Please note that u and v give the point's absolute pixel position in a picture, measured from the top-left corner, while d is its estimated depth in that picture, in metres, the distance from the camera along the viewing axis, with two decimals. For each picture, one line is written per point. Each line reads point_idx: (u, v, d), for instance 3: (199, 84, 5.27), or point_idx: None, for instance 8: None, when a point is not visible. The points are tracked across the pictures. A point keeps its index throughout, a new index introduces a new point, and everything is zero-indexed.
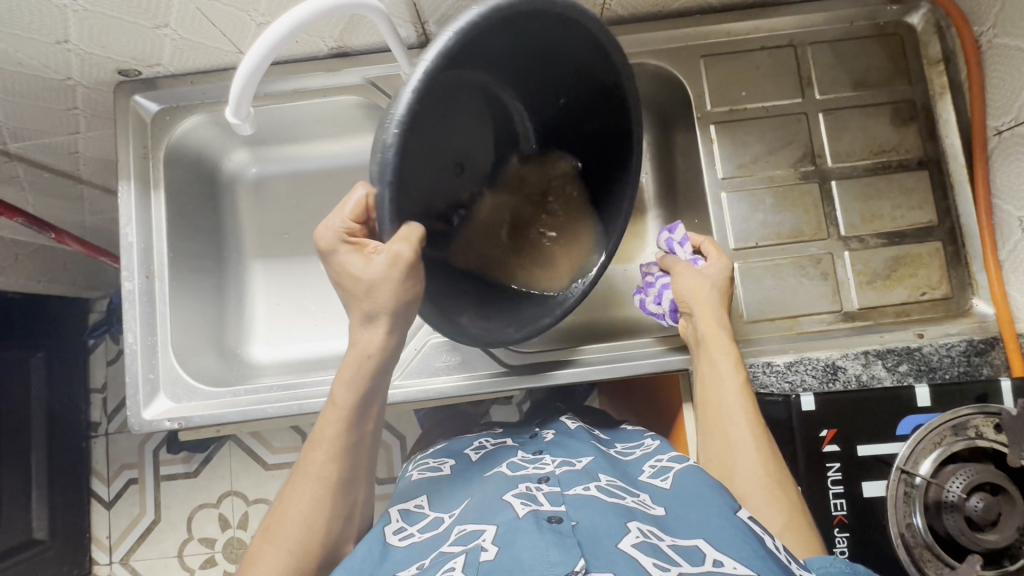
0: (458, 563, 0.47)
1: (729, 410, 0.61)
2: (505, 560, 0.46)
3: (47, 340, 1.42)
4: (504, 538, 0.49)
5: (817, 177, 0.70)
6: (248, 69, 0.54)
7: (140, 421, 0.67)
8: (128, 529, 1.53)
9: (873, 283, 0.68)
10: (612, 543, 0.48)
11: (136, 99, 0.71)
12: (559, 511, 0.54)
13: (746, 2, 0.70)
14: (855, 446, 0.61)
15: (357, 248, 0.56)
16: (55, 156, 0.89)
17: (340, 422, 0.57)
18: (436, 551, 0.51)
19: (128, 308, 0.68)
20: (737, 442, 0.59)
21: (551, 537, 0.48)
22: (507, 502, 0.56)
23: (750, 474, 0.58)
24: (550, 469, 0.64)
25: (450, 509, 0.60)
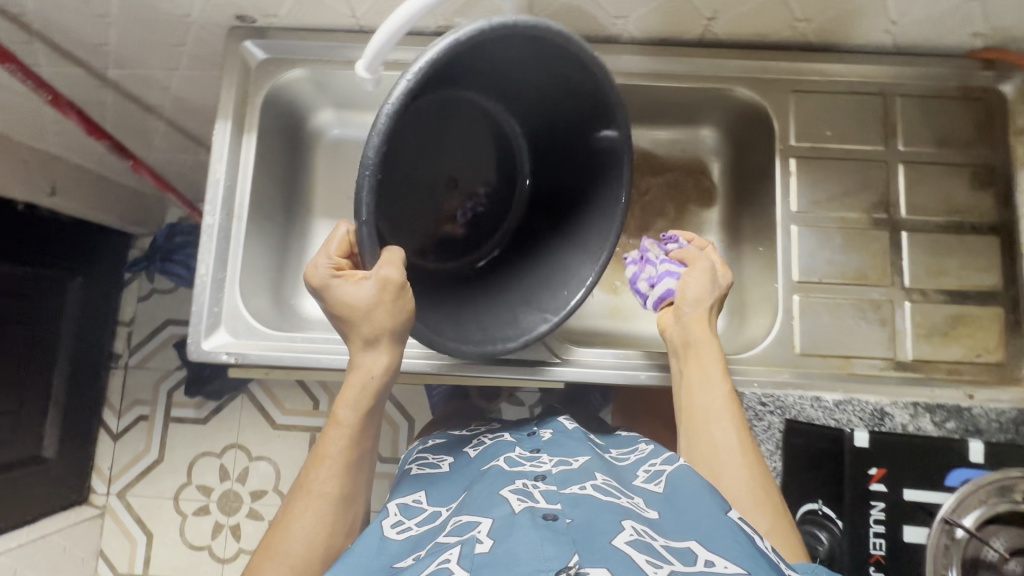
0: (454, 555, 0.49)
1: (710, 413, 0.63)
2: (500, 552, 0.47)
3: (88, 266, 1.46)
4: (499, 532, 0.50)
5: (888, 226, 0.71)
6: (383, 37, 0.56)
7: (198, 350, 0.68)
8: (130, 463, 1.55)
9: (929, 337, 0.69)
10: (607, 539, 0.49)
11: (247, 44, 0.73)
12: (554, 509, 0.54)
13: (845, 45, 0.72)
14: (900, 489, 0.62)
15: (348, 278, 0.60)
16: (147, 88, 0.92)
17: (345, 438, 0.61)
18: (434, 541, 0.54)
19: (206, 241, 0.70)
20: (721, 446, 0.61)
21: (546, 533, 0.49)
22: (504, 497, 0.57)
23: (736, 482, 0.60)
24: (545, 468, 0.65)
25: (447, 503, 0.63)
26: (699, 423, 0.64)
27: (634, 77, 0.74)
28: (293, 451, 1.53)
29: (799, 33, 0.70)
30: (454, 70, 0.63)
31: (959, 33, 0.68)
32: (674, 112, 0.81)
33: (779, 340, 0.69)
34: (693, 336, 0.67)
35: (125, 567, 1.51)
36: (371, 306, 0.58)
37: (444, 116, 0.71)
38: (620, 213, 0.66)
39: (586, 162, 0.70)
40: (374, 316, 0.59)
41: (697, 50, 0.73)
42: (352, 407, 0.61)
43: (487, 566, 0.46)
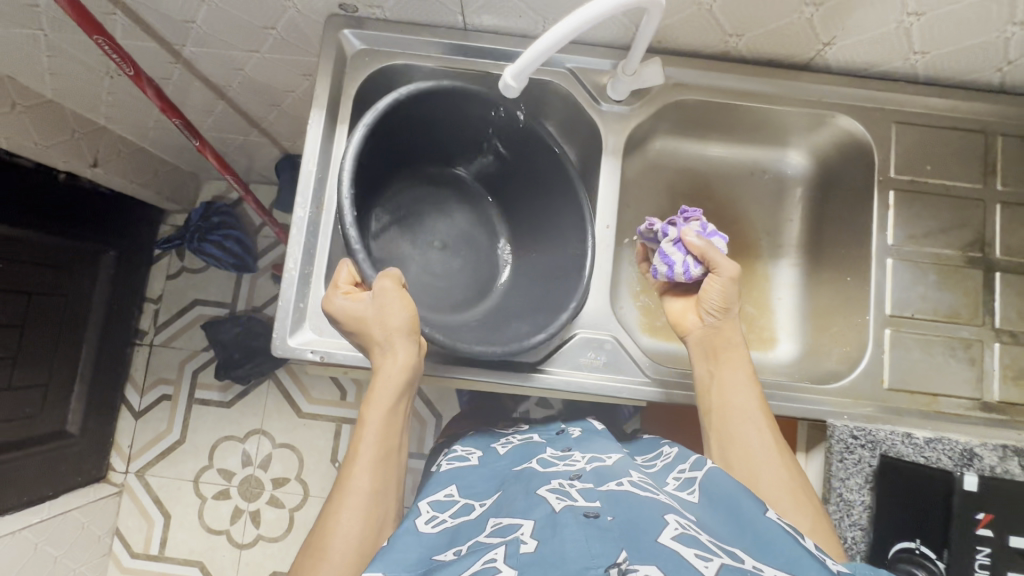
0: (499, 554, 0.47)
1: (744, 414, 0.64)
2: (545, 552, 0.46)
3: (121, 241, 1.43)
4: (543, 533, 0.50)
5: (983, 265, 0.71)
6: (546, 45, 0.56)
7: (283, 346, 0.66)
8: (151, 442, 1.52)
9: (1017, 379, 0.69)
10: (652, 537, 0.49)
11: (345, 33, 0.71)
12: (595, 506, 0.54)
13: (951, 80, 0.72)
14: (1017, 538, 0.59)
15: (354, 296, 0.63)
16: (219, 67, 0.90)
17: (374, 439, 0.61)
18: (475, 539, 0.53)
19: (295, 234, 0.68)
20: (754, 449, 0.63)
21: (591, 530, 0.48)
22: (542, 497, 0.57)
23: (776, 482, 0.61)
24: (580, 465, 0.65)
25: (482, 499, 0.63)
26: (735, 423, 0.64)
27: (737, 96, 0.73)
28: (317, 441, 1.52)
29: (909, 64, 0.70)
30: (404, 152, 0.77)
31: None
32: (764, 133, 0.80)
33: (868, 373, 0.69)
34: (723, 340, 0.67)
35: (140, 547, 1.49)
36: (380, 305, 0.61)
37: (425, 191, 0.82)
38: (592, 233, 0.69)
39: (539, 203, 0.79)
40: (383, 321, 0.61)
41: (801, 74, 0.73)
42: (378, 406, 0.62)
43: (534, 563, 0.45)
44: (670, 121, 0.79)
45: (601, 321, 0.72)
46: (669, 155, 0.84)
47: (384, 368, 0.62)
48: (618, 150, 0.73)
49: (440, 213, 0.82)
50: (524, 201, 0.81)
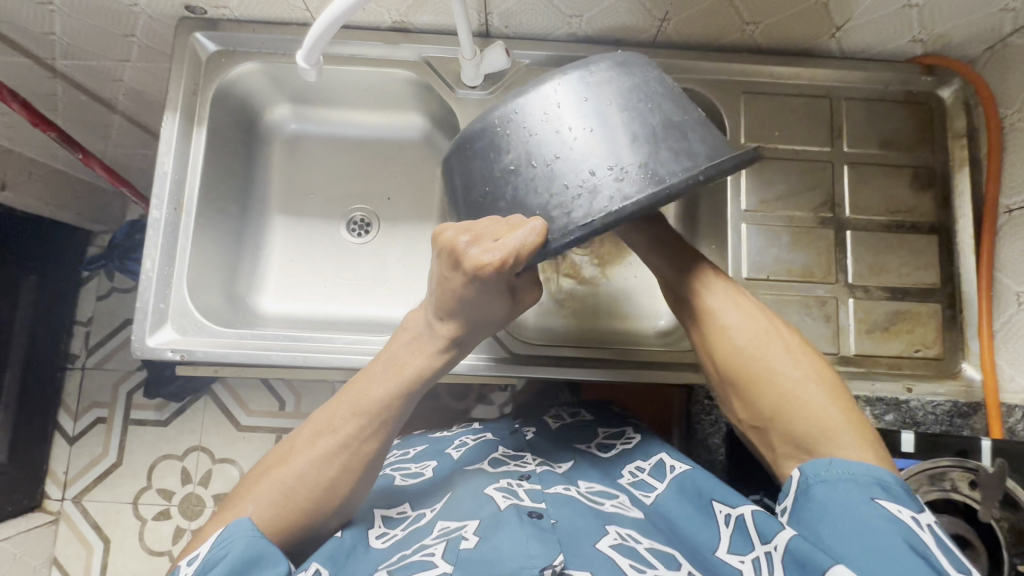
0: (437, 549, 0.48)
1: (689, 289, 0.62)
2: (485, 551, 0.47)
3: (43, 264, 1.41)
4: (486, 530, 0.49)
5: (834, 225, 0.73)
6: (317, 31, 0.55)
7: (142, 348, 0.66)
8: (88, 467, 1.50)
9: (871, 333, 0.71)
10: (590, 542, 0.49)
11: (197, 37, 0.72)
12: (539, 507, 0.54)
13: (791, 49, 0.74)
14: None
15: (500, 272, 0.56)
16: (98, 79, 0.90)
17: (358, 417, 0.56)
18: (420, 542, 0.50)
19: (152, 235, 0.68)
20: (714, 316, 0.59)
21: (531, 529, 0.49)
22: (489, 495, 0.55)
23: (744, 329, 0.58)
24: (530, 467, 0.63)
25: (428, 506, 0.57)
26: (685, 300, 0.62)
27: None
28: (257, 453, 1.50)
29: (749, 35, 0.72)
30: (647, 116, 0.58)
31: (899, 39, 0.71)
32: None
33: None
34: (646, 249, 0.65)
35: None
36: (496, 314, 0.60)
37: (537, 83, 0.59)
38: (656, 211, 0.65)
39: None
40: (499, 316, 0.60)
41: (651, 51, 0.74)
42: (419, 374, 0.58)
43: (472, 564, 0.45)
44: None
45: None
46: None
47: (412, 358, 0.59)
48: None
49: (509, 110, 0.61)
50: None
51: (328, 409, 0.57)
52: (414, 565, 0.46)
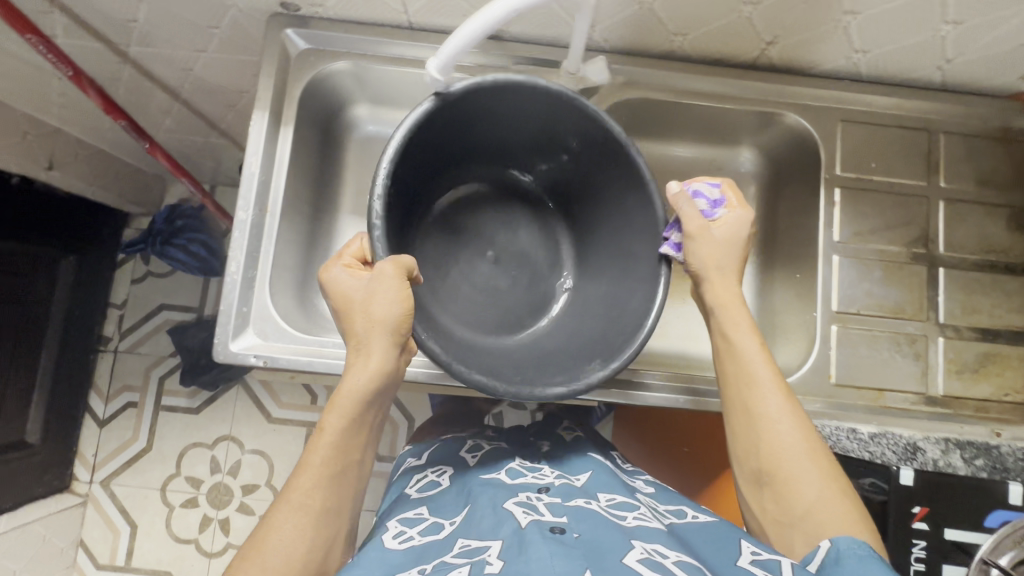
0: (462, 573, 0.47)
1: (754, 377, 0.60)
2: (510, 571, 0.47)
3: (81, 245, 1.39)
4: (508, 553, 0.50)
5: (926, 261, 0.72)
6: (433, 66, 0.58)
7: (225, 351, 0.65)
8: (116, 451, 1.49)
9: (960, 374, 0.70)
10: (618, 557, 0.48)
11: (288, 33, 0.70)
12: (561, 522, 0.55)
13: (892, 79, 0.73)
14: (945, 527, 0.62)
15: (355, 274, 0.59)
16: (169, 68, 0.88)
17: (319, 467, 0.54)
18: (440, 559, 0.52)
19: (238, 236, 0.67)
20: (766, 415, 0.58)
21: (556, 547, 0.49)
22: (510, 510, 0.58)
23: (791, 430, 0.57)
24: (549, 480, 0.67)
25: (450, 517, 0.62)
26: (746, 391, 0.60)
27: (685, 96, 0.74)
28: (288, 445, 1.50)
29: (853, 62, 0.70)
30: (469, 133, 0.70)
31: (1007, 75, 0.69)
32: (716, 131, 0.81)
33: (815, 369, 0.70)
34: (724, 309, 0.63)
35: (105, 559, 1.46)
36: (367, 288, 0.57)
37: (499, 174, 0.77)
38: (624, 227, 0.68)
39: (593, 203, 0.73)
40: (381, 294, 0.56)
41: (749, 73, 0.73)
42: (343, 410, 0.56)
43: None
44: (624, 120, 0.79)
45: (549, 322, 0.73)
46: None
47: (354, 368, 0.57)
48: None
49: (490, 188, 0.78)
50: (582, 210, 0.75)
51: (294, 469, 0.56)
52: None
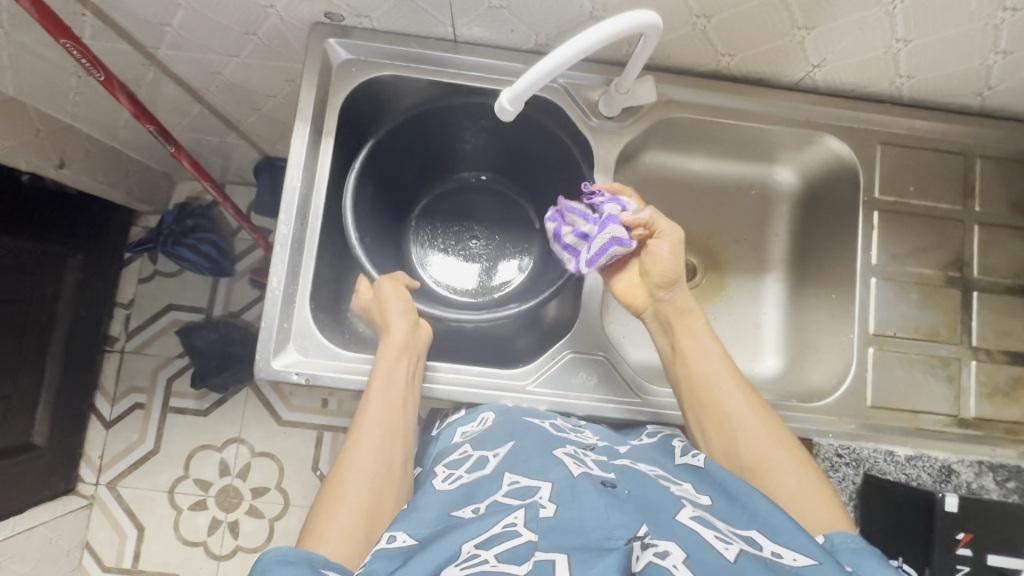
0: (519, 518, 0.48)
1: (714, 381, 0.63)
2: (565, 519, 0.48)
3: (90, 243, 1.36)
4: (562, 497, 0.51)
5: (961, 285, 0.73)
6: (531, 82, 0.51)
7: (266, 368, 0.64)
8: (121, 454, 1.47)
9: (992, 397, 0.71)
10: (671, 515, 0.50)
11: (330, 42, 0.69)
12: (610, 478, 0.56)
13: (931, 103, 0.73)
14: (985, 553, 0.56)
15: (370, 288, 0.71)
16: (197, 72, 0.86)
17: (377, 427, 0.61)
18: (492, 497, 0.53)
19: (279, 251, 0.66)
20: (733, 413, 0.61)
21: (609, 501, 0.51)
22: (558, 458, 0.57)
23: (757, 433, 0.60)
24: (591, 439, 0.65)
25: (493, 448, 0.61)
26: (705, 393, 0.63)
27: (726, 115, 0.74)
28: (298, 449, 1.48)
29: (895, 87, 0.70)
30: (444, 153, 0.84)
31: None
32: (752, 149, 0.82)
33: (852, 392, 0.70)
34: (679, 311, 0.66)
35: (112, 561, 1.44)
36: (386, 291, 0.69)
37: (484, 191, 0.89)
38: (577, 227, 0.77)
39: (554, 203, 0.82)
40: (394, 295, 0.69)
41: (790, 94, 0.73)
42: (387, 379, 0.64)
43: (555, 533, 0.46)
44: (662, 136, 0.79)
45: (595, 342, 0.71)
46: (657, 171, 0.85)
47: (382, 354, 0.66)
48: (608, 167, 0.73)
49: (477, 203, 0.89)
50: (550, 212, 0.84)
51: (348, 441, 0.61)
52: (500, 535, 0.46)
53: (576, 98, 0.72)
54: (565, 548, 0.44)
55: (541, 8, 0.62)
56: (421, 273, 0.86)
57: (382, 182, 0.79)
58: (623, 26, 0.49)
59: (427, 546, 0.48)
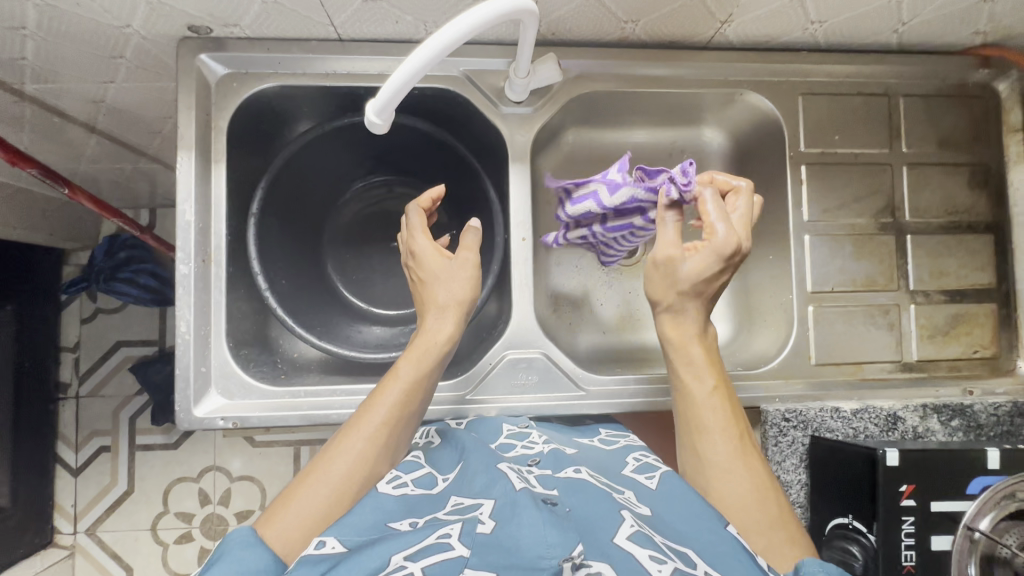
0: (454, 529, 0.45)
1: (710, 421, 0.59)
2: (502, 536, 0.44)
3: (32, 291, 1.21)
4: (502, 513, 0.47)
5: (894, 230, 0.72)
6: (392, 90, 0.50)
7: (189, 419, 0.61)
8: (96, 498, 1.29)
9: (933, 337, 0.71)
10: (607, 535, 0.46)
11: (202, 58, 0.63)
12: (552, 494, 0.51)
13: (847, 46, 0.70)
14: (930, 501, 0.59)
15: (421, 227, 0.67)
16: (76, 101, 0.79)
17: (400, 393, 0.59)
18: (432, 514, 0.49)
19: (182, 294, 0.61)
20: (718, 458, 0.57)
21: (548, 516, 0.46)
22: (503, 472, 0.53)
23: (737, 484, 0.56)
24: (539, 449, 0.60)
25: (443, 472, 0.57)
26: (697, 432, 0.59)
27: (642, 83, 0.70)
28: None
29: (809, 33, 0.67)
30: (344, 167, 0.79)
31: (963, 32, 0.68)
32: (676, 114, 0.78)
33: (795, 352, 0.70)
34: (684, 337, 0.62)
35: None
36: (450, 276, 0.65)
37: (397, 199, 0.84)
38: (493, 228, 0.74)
39: (472, 203, 0.79)
40: (464, 262, 0.65)
41: (705, 53, 0.69)
42: (416, 359, 0.61)
43: (488, 550, 0.43)
44: (579, 112, 0.76)
45: (530, 338, 0.69)
46: (583, 149, 0.82)
47: (428, 329, 0.63)
48: (524, 155, 0.69)
49: (390, 213, 0.84)
50: (468, 211, 0.81)
51: (360, 409, 0.59)
52: (430, 547, 0.43)
53: (480, 87, 0.67)
54: (494, 567, 0.41)
55: None
56: (344, 296, 0.83)
57: (288, 213, 0.75)
58: (477, 24, 0.46)
59: (349, 558, 0.44)
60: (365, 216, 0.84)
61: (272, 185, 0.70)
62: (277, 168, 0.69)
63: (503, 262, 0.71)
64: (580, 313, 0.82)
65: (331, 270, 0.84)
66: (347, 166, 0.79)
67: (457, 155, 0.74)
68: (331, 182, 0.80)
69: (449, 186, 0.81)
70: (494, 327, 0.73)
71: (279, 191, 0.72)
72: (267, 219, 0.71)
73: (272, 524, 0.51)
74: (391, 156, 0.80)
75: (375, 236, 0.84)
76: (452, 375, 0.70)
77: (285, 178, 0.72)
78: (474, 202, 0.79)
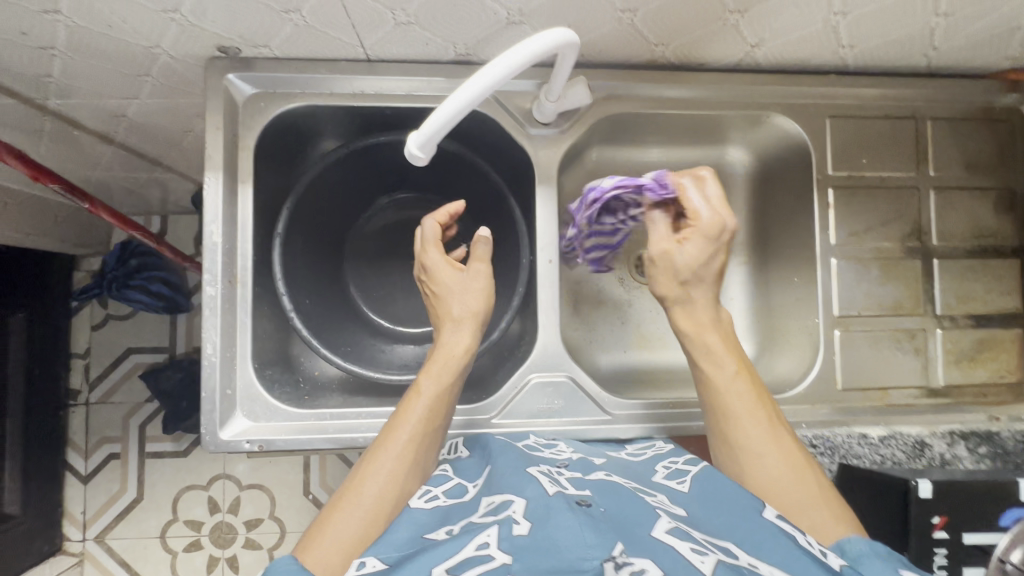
0: (492, 536, 0.45)
1: (739, 408, 0.58)
2: (539, 538, 0.44)
3: (45, 298, 1.21)
4: (536, 514, 0.47)
5: (921, 254, 0.71)
6: (440, 121, 0.49)
7: (215, 442, 0.61)
8: (105, 506, 1.29)
9: (959, 362, 0.70)
10: (646, 531, 0.46)
11: (230, 78, 0.63)
12: (586, 495, 0.51)
13: (876, 69, 0.70)
14: (962, 533, 0.59)
15: (437, 242, 0.67)
16: (97, 115, 0.78)
17: (424, 409, 0.59)
18: (467, 519, 0.49)
19: (209, 316, 0.61)
20: (753, 443, 0.57)
21: (584, 519, 0.45)
22: (533, 476, 0.53)
23: (775, 466, 0.56)
24: (567, 456, 0.60)
25: (473, 478, 0.57)
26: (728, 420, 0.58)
27: (668, 105, 0.70)
28: None
29: (838, 57, 0.67)
30: (366, 183, 0.79)
31: (993, 56, 0.67)
32: (701, 134, 0.78)
33: (822, 377, 0.69)
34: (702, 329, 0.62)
35: None
36: (465, 287, 0.65)
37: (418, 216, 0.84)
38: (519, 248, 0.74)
39: (495, 222, 0.79)
40: (477, 274, 0.66)
41: (733, 74, 0.69)
42: (436, 373, 0.61)
43: (528, 552, 0.42)
44: (603, 132, 0.75)
45: (556, 361, 0.68)
46: (605, 168, 0.81)
47: (447, 341, 0.63)
48: (550, 176, 0.68)
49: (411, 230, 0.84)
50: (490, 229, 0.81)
51: (386, 426, 0.59)
52: (470, 559, 0.42)
53: (507, 108, 0.67)
54: (538, 570, 0.40)
55: (451, 20, 0.56)
56: (364, 313, 0.83)
57: (311, 232, 0.75)
58: (525, 56, 0.46)
59: (394, 570, 0.44)
60: (386, 232, 0.84)
61: (297, 205, 0.69)
62: (303, 186, 0.68)
63: (529, 282, 0.71)
64: (602, 332, 0.81)
65: (351, 285, 0.83)
66: (370, 182, 0.79)
67: (482, 175, 0.73)
68: (353, 198, 0.79)
69: (472, 204, 0.81)
70: (519, 348, 0.73)
71: (303, 210, 0.71)
72: (291, 237, 0.70)
73: (314, 550, 0.50)
74: (415, 172, 0.79)
75: (396, 253, 0.84)
76: (477, 397, 0.70)
77: (309, 196, 0.71)
78: (498, 221, 0.78)
